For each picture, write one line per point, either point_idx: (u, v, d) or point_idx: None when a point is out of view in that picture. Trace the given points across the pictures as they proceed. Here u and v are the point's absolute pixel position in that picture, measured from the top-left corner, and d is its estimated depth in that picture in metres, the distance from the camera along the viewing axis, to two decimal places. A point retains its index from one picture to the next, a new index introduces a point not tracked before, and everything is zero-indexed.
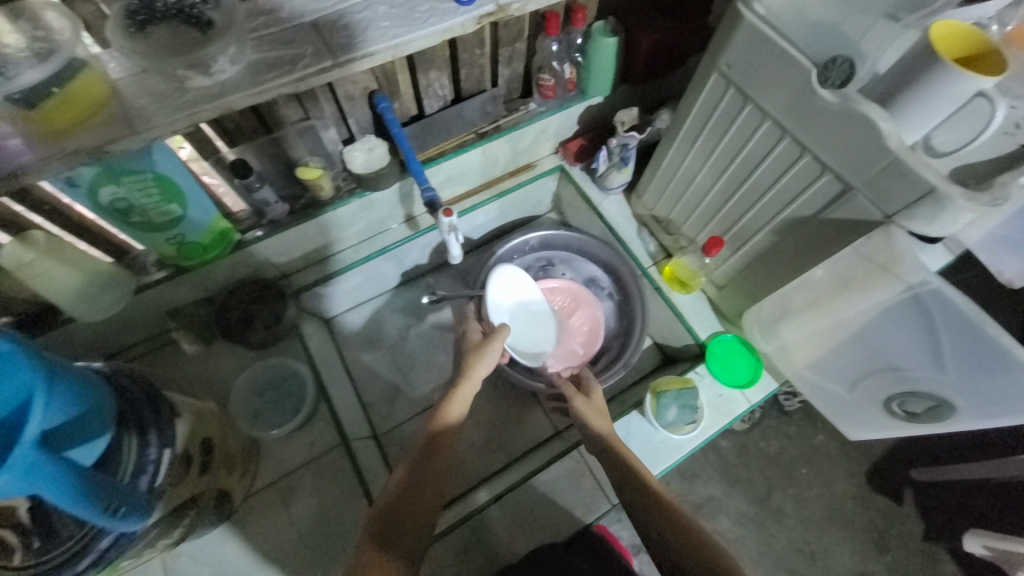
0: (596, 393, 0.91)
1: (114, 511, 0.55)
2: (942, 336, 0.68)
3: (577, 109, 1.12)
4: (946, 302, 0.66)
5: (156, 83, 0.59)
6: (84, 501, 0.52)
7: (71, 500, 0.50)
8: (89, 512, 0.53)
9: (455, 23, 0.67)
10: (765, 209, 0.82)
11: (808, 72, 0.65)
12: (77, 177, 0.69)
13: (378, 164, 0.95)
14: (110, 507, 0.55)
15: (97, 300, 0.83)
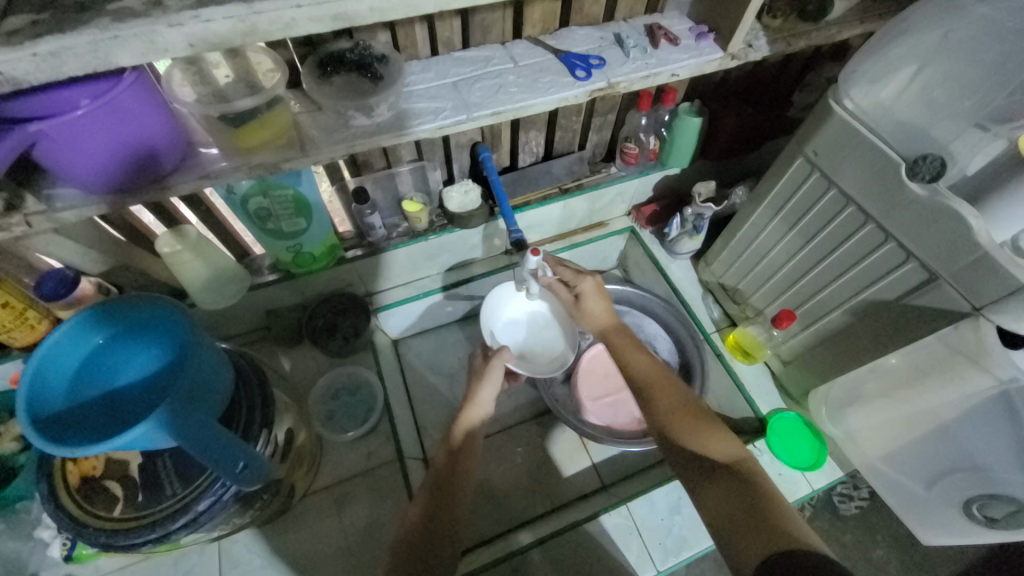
0: (585, 290, 0.93)
1: (238, 466, 0.61)
2: None
3: (655, 177, 1.20)
4: None
5: (327, 119, 0.71)
6: (216, 452, 0.58)
7: (206, 448, 0.57)
8: (219, 463, 0.59)
9: (570, 94, 0.78)
10: (842, 289, 0.84)
11: (896, 165, 0.70)
12: (234, 186, 0.82)
13: (472, 206, 1.05)
14: (236, 462, 0.61)
15: (218, 292, 0.94)
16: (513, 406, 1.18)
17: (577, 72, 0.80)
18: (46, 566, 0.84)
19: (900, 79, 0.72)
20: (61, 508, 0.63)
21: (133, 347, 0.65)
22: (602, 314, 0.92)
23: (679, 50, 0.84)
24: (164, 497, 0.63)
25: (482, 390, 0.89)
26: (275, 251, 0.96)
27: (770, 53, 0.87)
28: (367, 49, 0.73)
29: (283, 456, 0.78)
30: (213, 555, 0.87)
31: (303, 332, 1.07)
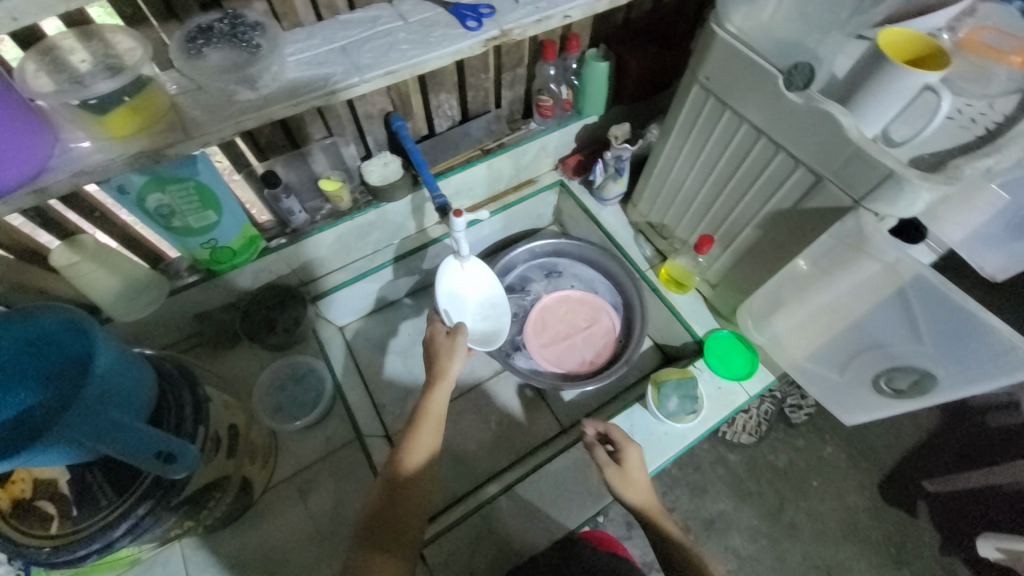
0: (631, 454, 0.85)
1: (167, 458, 0.60)
2: (916, 310, 0.75)
3: (574, 127, 1.21)
4: (919, 278, 0.73)
5: (209, 97, 0.68)
6: (143, 445, 0.57)
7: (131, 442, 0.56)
8: (145, 457, 0.58)
9: (464, 45, 0.77)
10: (749, 206, 0.89)
11: (775, 78, 0.74)
12: (127, 184, 0.76)
13: (393, 177, 1.02)
14: (165, 455, 0.60)
15: (135, 301, 0.90)
16: (469, 371, 1.20)
17: (468, 22, 0.78)
18: None
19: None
20: None
21: (25, 367, 0.58)
22: (641, 489, 0.81)
23: None
24: (99, 509, 0.61)
25: (450, 366, 0.85)
26: (190, 251, 0.91)
27: None
28: (240, 18, 0.69)
29: (228, 451, 0.76)
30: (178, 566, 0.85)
31: (240, 331, 1.04)
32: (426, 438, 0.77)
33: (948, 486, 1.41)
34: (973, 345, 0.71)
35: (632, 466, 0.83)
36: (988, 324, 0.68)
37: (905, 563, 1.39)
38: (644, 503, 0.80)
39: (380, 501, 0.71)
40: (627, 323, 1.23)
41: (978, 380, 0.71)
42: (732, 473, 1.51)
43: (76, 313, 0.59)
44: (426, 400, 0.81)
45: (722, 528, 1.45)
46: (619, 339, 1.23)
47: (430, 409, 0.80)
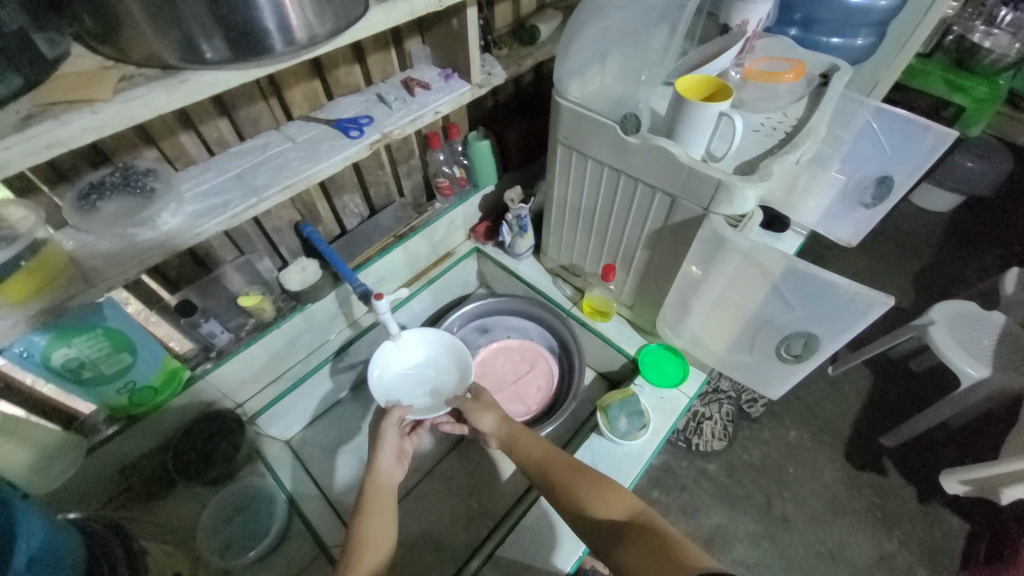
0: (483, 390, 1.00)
1: None
2: (780, 284, 0.90)
3: (474, 199, 1.34)
4: (772, 257, 0.87)
5: (109, 245, 0.71)
6: None
7: None
8: None
9: (351, 151, 0.87)
10: (633, 230, 1.03)
11: (613, 128, 0.90)
12: (30, 348, 0.75)
13: (313, 278, 1.07)
14: None
15: (50, 470, 0.83)
16: (430, 448, 1.18)
17: (351, 132, 0.89)
18: None
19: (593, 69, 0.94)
20: None
21: None
22: (494, 426, 0.93)
23: (433, 92, 0.99)
24: None
25: (379, 453, 0.87)
26: (106, 399, 0.87)
27: (507, 74, 1.07)
28: (131, 168, 0.75)
29: None
30: None
31: (175, 472, 0.97)
32: (377, 522, 0.78)
33: (897, 439, 1.52)
34: (828, 300, 0.86)
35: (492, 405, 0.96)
36: (832, 281, 0.82)
37: (893, 523, 1.46)
38: (505, 431, 0.92)
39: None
40: (566, 364, 1.29)
41: (844, 326, 0.87)
42: (716, 483, 1.54)
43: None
44: (366, 487, 0.82)
45: (724, 543, 1.46)
46: (562, 380, 1.29)
47: (370, 497, 0.81)
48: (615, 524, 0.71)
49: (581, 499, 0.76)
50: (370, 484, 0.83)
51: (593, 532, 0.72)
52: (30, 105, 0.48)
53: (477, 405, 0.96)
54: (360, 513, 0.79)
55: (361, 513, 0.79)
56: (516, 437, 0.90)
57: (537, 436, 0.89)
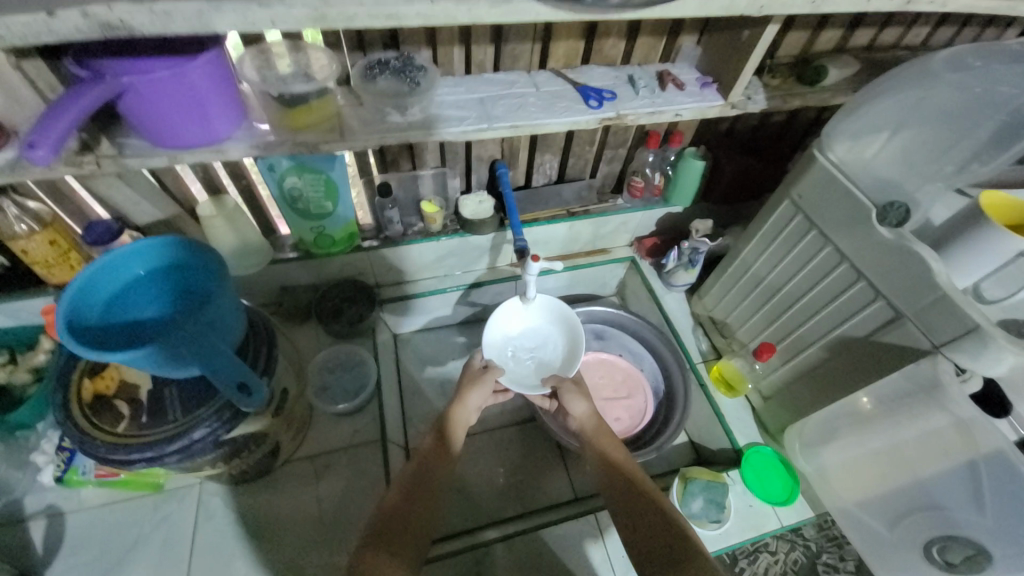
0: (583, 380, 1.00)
1: (241, 387, 0.67)
2: (982, 470, 0.75)
3: (657, 213, 1.27)
4: (993, 436, 0.75)
5: (366, 113, 0.82)
6: (224, 372, 0.65)
7: (211, 364, 0.64)
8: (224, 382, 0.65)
9: (582, 119, 0.88)
10: (819, 324, 0.89)
11: (867, 210, 0.77)
12: (276, 164, 0.91)
13: (484, 214, 1.12)
14: (240, 383, 0.67)
15: (243, 261, 1.03)
16: (499, 411, 1.21)
17: (591, 101, 0.90)
18: (34, 491, 0.89)
19: (880, 138, 0.79)
20: (70, 418, 0.67)
21: (165, 283, 0.71)
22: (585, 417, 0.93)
23: (684, 94, 0.95)
24: (166, 421, 0.68)
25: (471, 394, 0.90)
26: (300, 231, 1.04)
27: (767, 106, 0.97)
28: (410, 60, 0.84)
29: (275, 410, 0.83)
30: (192, 503, 0.91)
31: (313, 312, 1.13)
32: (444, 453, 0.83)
33: None
34: None
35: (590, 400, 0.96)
36: None
37: None
38: (591, 429, 0.92)
39: (398, 506, 0.75)
40: (664, 413, 1.18)
41: None
42: None
43: (202, 242, 0.70)
44: (449, 414, 0.88)
45: None
46: (652, 424, 1.18)
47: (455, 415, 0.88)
48: (675, 549, 0.70)
49: (641, 523, 0.75)
50: (450, 413, 0.88)
51: (649, 554, 0.72)
52: None
53: (572, 391, 0.95)
54: (443, 432, 0.86)
55: (443, 431, 0.86)
56: (604, 436, 0.90)
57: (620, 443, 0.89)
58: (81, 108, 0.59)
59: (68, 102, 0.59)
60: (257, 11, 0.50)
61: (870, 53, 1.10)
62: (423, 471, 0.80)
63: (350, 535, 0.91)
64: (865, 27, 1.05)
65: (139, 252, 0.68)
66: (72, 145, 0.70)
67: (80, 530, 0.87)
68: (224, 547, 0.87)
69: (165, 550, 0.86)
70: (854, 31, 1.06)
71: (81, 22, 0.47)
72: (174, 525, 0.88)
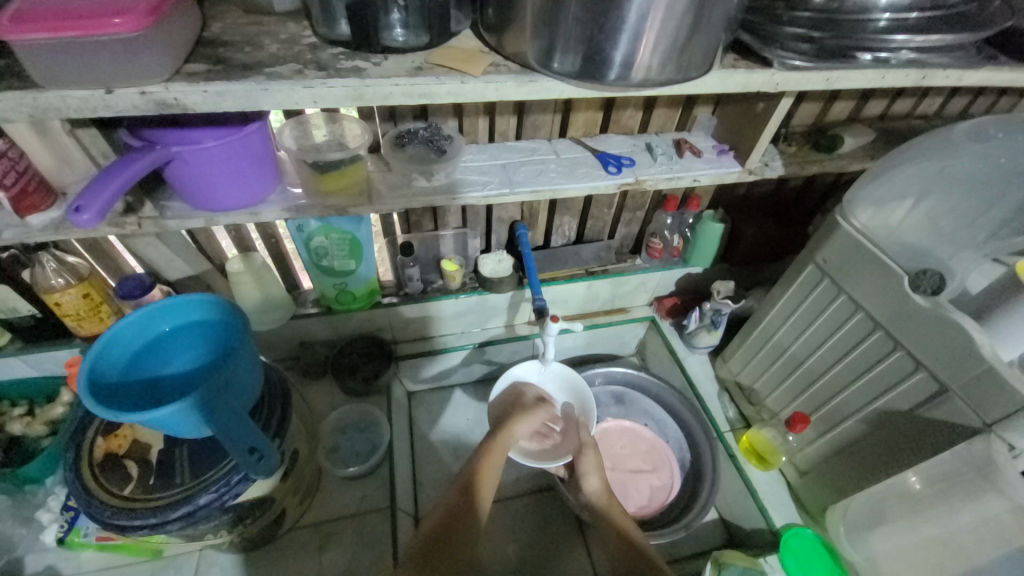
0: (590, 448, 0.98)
1: (251, 453, 0.64)
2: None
3: (677, 273, 1.27)
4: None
5: (394, 178, 0.86)
6: (234, 437, 0.62)
7: (223, 429, 0.61)
8: (235, 447, 0.63)
9: (601, 184, 0.90)
10: (856, 395, 0.84)
11: (899, 278, 0.75)
12: (305, 225, 0.94)
13: (503, 273, 1.13)
14: (250, 448, 0.64)
15: (264, 315, 1.05)
16: (514, 477, 1.14)
17: (610, 168, 0.92)
18: (32, 552, 0.85)
19: (905, 204, 0.79)
20: (78, 478, 0.66)
21: (187, 340, 0.72)
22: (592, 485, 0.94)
23: (702, 162, 0.97)
24: (174, 484, 0.66)
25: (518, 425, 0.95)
26: (322, 287, 1.06)
27: (785, 172, 0.99)
28: (437, 130, 0.89)
29: (284, 473, 0.80)
30: (189, 573, 0.85)
31: (329, 368, 1.13)
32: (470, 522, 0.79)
33: None
34: None
35: (587, 463, 0.96)
36: None
37: None
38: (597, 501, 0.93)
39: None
40: (690, 489, 1.10)
41: None
42: None
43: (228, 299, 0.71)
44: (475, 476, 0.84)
45: None
46: (678, 500, 1.10)
47: (495, 447, 0.90)
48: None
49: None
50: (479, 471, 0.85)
51: None
52: (421, 61, 0.59)
53: (590, 461, 0.96)
54: (473, 485, 0.83)
55: (473, 486, 0.83)
56: (609, 509, 0.91)
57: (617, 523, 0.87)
58: (130, 174, 0.62)
59: (118, 169, 0.62)
60: (301, 91, 0.55)
61: (884, 122, 1.12)
62: (439, 542, 0.74)
63: None
64: (876, 99, 1.09)
65: (167, 310, 0.69)
66: (117, 207, 0.75)
67: None
68: None
69: None
70: (866, 102, 1.09)
71: (139, 99, 0.52)
72: None
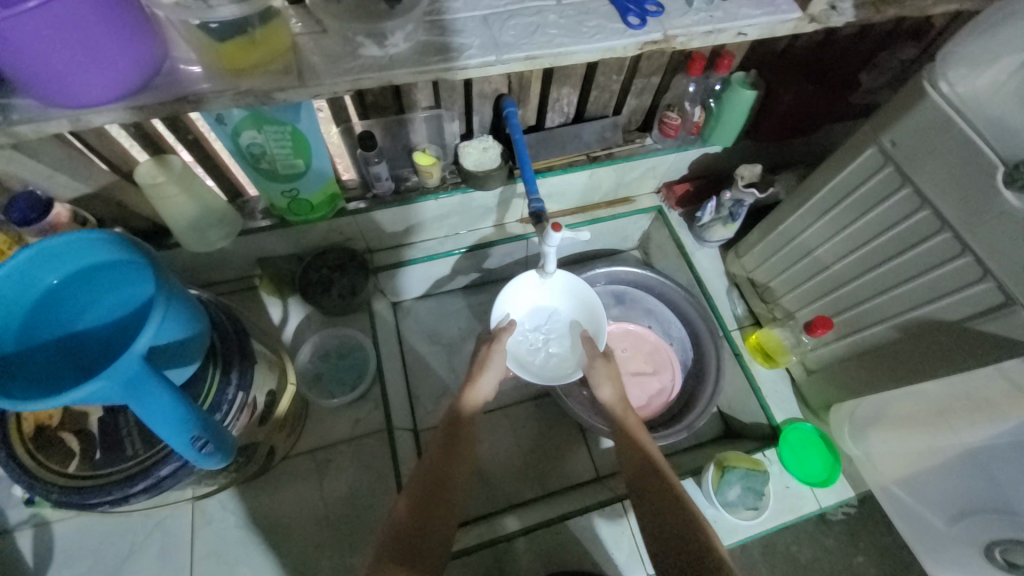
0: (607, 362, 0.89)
1: (199, 444, 0.52)
2: None
3: (693, 154, 1.07)
4: None
5: (333, 46, 0.62)
6: (173, 427, 0.49)
7: (157, 420, 0.48)
8: (177, 436, 0.50)
9: (618, 43, 0.67)
10: (892, 301, 0.77)
11: (993, 169, 0.59)
12: (226, 116, 0.71)
13: (489, 164, 0.93)
14: (196, 438, 0.52)
15: (205, 234, 0.85)
16: (513, 385, 1.10)
17: (630, 17, 0.68)
18: (9, 506, 0.80)
19: (1008, 65, 0.58)
20: (11, 458, 0.56)
21: (96, 286, 0.56)
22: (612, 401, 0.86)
23: (751, 5, 0.72)
24: (124, 457, 0.57)
25: (484, 376, 0.84)
26: (269, 195, 0.86)
27: (856, 18, 0.75)
28: None
29: (259, 417, 0.73)
30: (186, 508, 0.83)
31: (297, 286, 0.99)
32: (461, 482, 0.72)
33: None
34: None
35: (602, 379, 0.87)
36: None
37: None
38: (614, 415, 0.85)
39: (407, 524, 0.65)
40: (692, 387, 1.08)
41: None
42: None
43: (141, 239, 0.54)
44: (464, 405, 0.81)
45: None
46: (679, 399, 1.09)
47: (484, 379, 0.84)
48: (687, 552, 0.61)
49: (658, 518, 0.67)
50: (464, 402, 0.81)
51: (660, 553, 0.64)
52: None
53: (602, 371, 0.88)
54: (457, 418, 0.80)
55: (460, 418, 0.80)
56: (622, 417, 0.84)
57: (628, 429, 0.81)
58: None
59: None
60: None
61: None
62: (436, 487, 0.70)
63: (361, 534, 0.85)
64: None
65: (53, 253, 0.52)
66: None
67: (69, 541, 0.80)
68: (226, 552, 0.81)
69: (163, 560, 0.80)
70: None
71: None
72: (169, 533, 0.82)
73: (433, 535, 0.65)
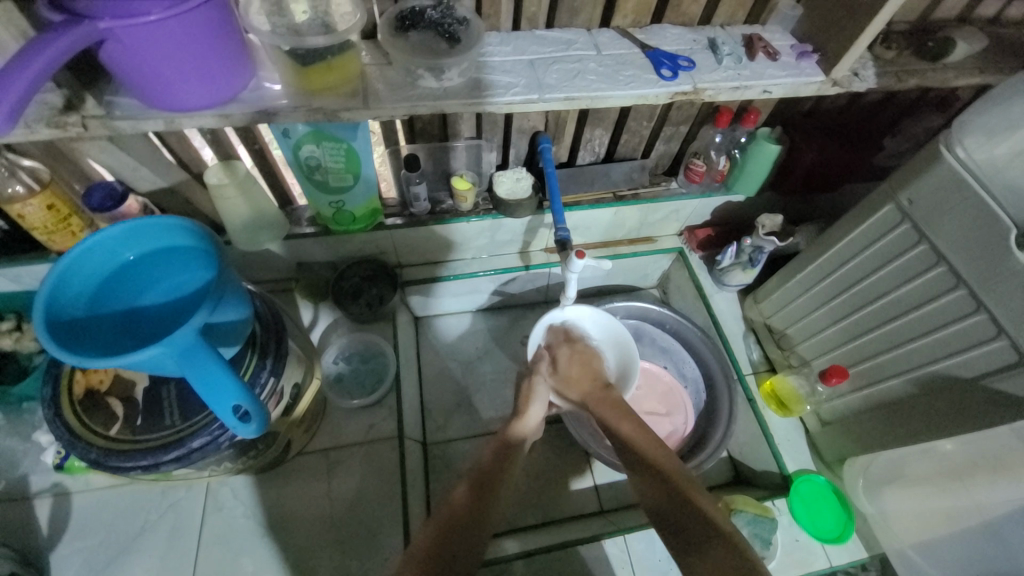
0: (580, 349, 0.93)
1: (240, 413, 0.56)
2: None
3: (716, 201, 1.12)
4: None
5: (396, 76, 0.70)
6: (220, 397, 0.54)
7: (207, 388, 0.53)
8: (222, 407, 0.55)
9: (650, 92, 0.73)
10: (908, 356, 0.78)
11: (1006, 231, 0.62)
12: (291, 130, 0.79)
13: (521, 194, 1.00)
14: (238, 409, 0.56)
15: (255, 234, 0.92)
16: None
17: (663, 70, 0.74)
18: (38, 471, 0.85)
19: (1021, 136, 0.61)
20: (60, 415, 0.61)
21: (160, 269, 0.62)
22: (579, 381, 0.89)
23: (776, 67, 0.78)
24: (161, 426, 0.61)
25: (531, 408, 0.85)
26: (317, 205, 0.93)
27: (877, 85, 0.80)
28: (450, 10, 0.70)
29: (284, 407, 0.76)
30: (198, 493, 0.86)
31: (329, 292, 1.04)
32: (487, 485, 0.71)
33: None
34: None
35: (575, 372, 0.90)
36: None
37: None
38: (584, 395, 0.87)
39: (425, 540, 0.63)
40: (703, 429, 1.07)
41: None
42: None
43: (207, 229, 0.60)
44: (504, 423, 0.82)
45: None
46: (689, 440, 1.08)
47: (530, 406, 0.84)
48: (694, 529, 0.61)
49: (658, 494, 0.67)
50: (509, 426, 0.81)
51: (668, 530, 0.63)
52: None
53: (575, 355, 0.92)
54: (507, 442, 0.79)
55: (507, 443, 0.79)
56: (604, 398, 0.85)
57: (627, 413, 0.81)
58: (51, 60, 0.48)
59: (31, 54, 0.47)
60: None
61: (997, 27, 0.87)
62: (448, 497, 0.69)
63: (363, 538, 0.86)
64: None
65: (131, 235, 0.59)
66: (56, 104, 0.62)
67: (85, 512, 0.84)
68: (231, 541, 0.83)
69: (170, 541, 0.82)
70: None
71: None
72: (179, 515, 0.84)
73: (470, 532, 0.64)
